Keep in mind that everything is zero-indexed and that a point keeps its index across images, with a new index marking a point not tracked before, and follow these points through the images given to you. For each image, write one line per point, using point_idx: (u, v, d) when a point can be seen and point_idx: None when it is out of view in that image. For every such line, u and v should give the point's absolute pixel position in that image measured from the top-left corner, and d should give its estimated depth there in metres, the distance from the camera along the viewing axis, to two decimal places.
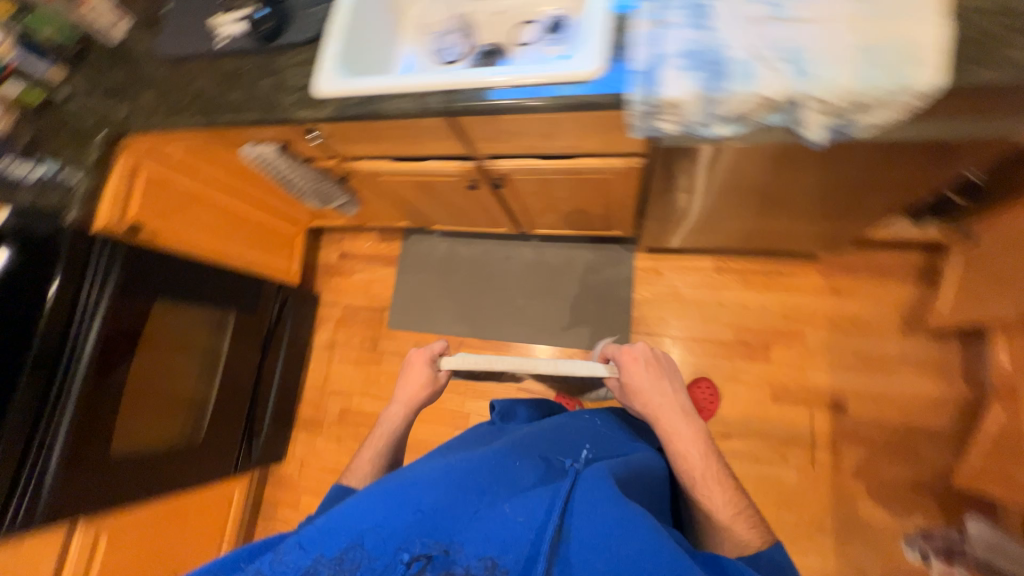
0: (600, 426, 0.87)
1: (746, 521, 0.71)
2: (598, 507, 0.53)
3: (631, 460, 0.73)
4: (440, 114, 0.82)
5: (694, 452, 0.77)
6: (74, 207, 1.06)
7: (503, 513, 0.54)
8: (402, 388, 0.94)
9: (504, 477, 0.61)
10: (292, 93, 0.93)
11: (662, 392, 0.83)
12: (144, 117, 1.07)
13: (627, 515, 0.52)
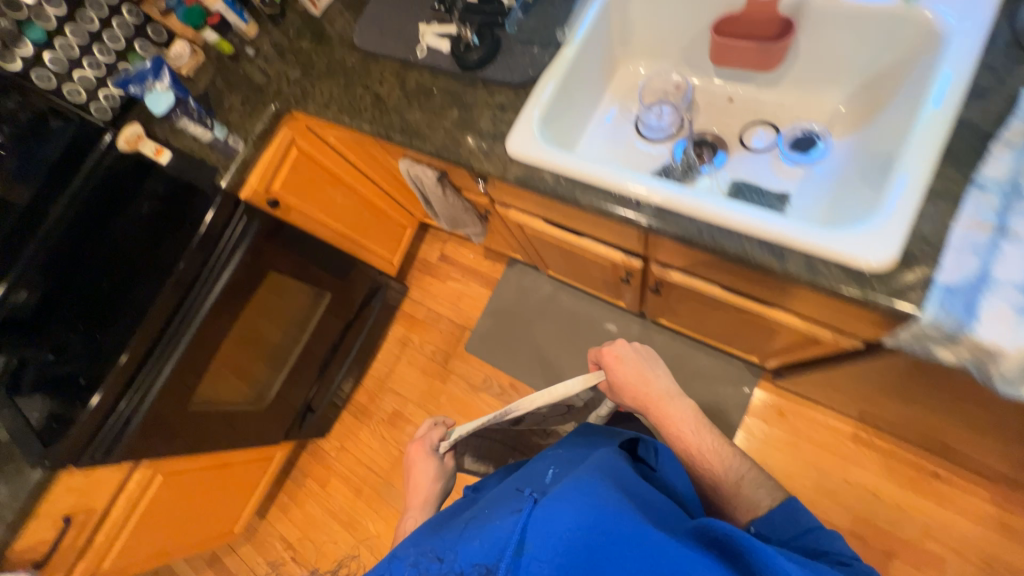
0: (565, 444, 0.77)
1: (752, 485, 0.71)
2: (557, 500, 0.50)
3: (600, 456, 0.66)
4: (643, 227, 0.69)
5: (685, 430, 0.76)
6: (229, 171, 1.04)
7: (476, 535, 0.52)
8: (416, 494, 0.85)
9: (491, 510, 0.58)
10: (477, 137, 0.82)
11: (648, 381, 0.79)
12: (317, 102, 1.01)
13: (577, 504, 0.49)
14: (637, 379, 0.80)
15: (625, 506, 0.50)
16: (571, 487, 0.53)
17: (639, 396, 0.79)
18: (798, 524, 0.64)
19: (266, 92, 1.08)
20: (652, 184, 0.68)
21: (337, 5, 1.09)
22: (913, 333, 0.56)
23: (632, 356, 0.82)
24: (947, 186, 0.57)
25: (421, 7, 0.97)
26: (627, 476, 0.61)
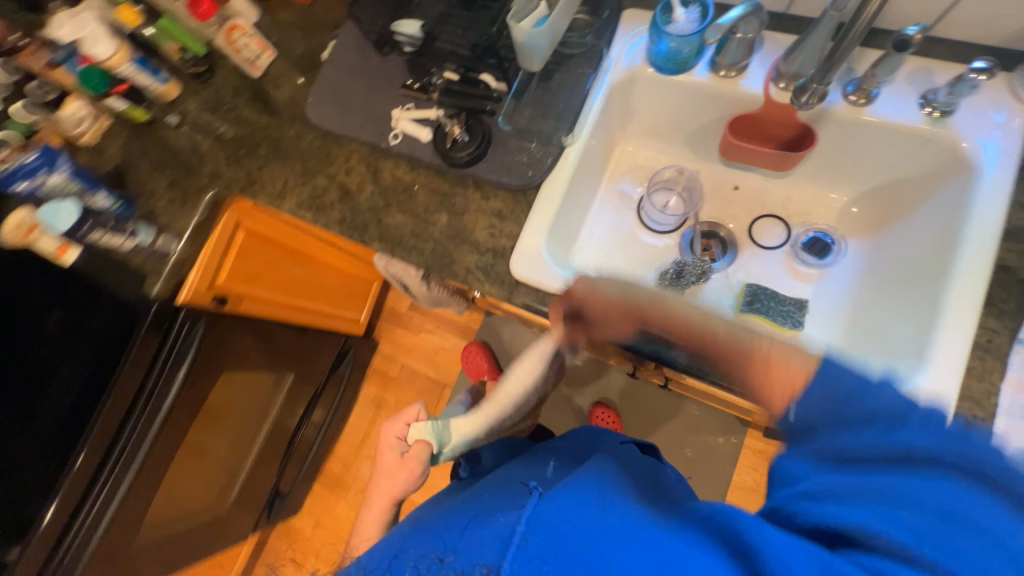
0: (565, 457, 0.69)
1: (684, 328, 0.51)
2: (554, 502, 0.46)
3: (607, 465, 0.59)
4: (676, 368, 0.64)
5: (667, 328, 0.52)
6: (161, 277, 0.86)
7: (473, 533, 0.48)
8: (376, 484, 0.84)
9: (499, 503, 0.53)
10: (475, 252, 0.71)
11: (597, 293, 0.58)
12: (266, 193, 0.84)
13: (587, 520, 0.43)
14: (586, 295, 0.59)
15: (631, 514, 0.43)
16: (568, 491, 0.48)
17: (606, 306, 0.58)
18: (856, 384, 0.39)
19: (198, 173, 0.88)
20: None
21: (280, 64, 0.91)
22: None
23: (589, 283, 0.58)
24: (990, 339, 0.55)
25: (389, 78, 0.82)
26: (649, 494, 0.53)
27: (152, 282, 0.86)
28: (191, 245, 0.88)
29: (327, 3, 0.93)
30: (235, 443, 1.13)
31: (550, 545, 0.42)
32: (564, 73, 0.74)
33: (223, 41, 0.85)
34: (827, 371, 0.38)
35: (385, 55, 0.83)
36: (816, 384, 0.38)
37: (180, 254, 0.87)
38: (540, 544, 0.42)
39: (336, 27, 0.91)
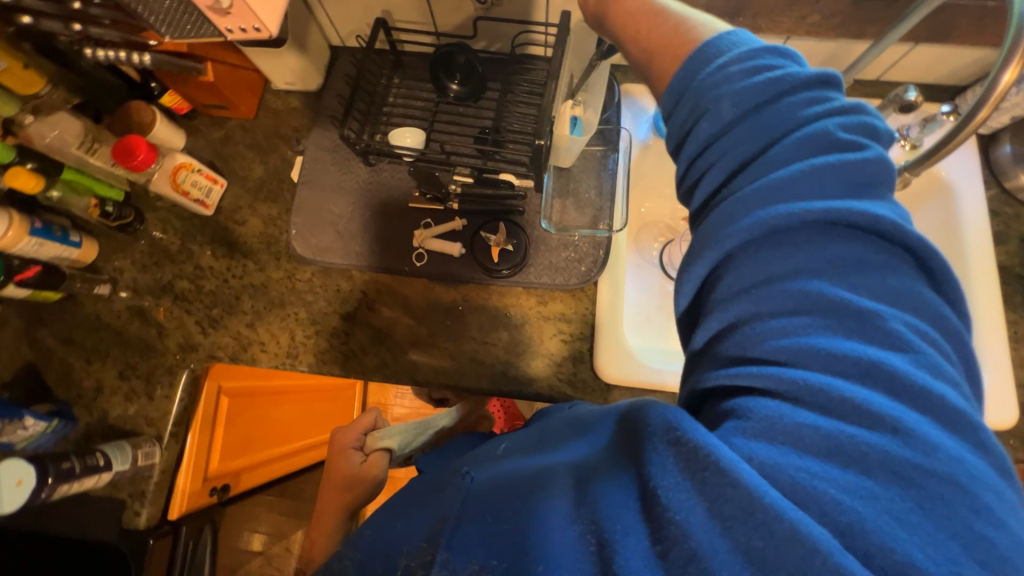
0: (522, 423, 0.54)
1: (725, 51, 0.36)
2: (507, 467, 0.40)
3: (572, 418, 0.45)
4: None
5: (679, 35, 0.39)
6: (146, 502, 0.65)
7: (412, 525, 0.41)
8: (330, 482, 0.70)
9: (433, 485, 0.47)
10: (552, 364, 0.66)
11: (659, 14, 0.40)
12: (271, 355, 0.69)
13: (515, 493, 0.36)
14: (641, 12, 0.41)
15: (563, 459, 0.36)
16: (506, 463, 0.41)
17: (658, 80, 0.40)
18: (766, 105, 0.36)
19: (161, 349, 0.70)
20: None
21: (235, 193, 0.76)
22: None
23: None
24: (1017, 330, 0.65)
25: (391, 191, 0.73)
26: (584, 413, 0.45)
27: (136, 510, 0.65)
28: (176, 444, 0.68)
29: (275, 112, 0.79)
30: None
31: (480, 514, 0.36)
32: (586, 160, 0.73)
33: (165, 186, 0.68)
34: (713, 107, 0.34)
35: (373, 165, 0.73)
36: (706, 122, 0.34)
37: (166, 461, 0.67)
38: (470, 517, 0.36)
39: (297, 138, 0.78)
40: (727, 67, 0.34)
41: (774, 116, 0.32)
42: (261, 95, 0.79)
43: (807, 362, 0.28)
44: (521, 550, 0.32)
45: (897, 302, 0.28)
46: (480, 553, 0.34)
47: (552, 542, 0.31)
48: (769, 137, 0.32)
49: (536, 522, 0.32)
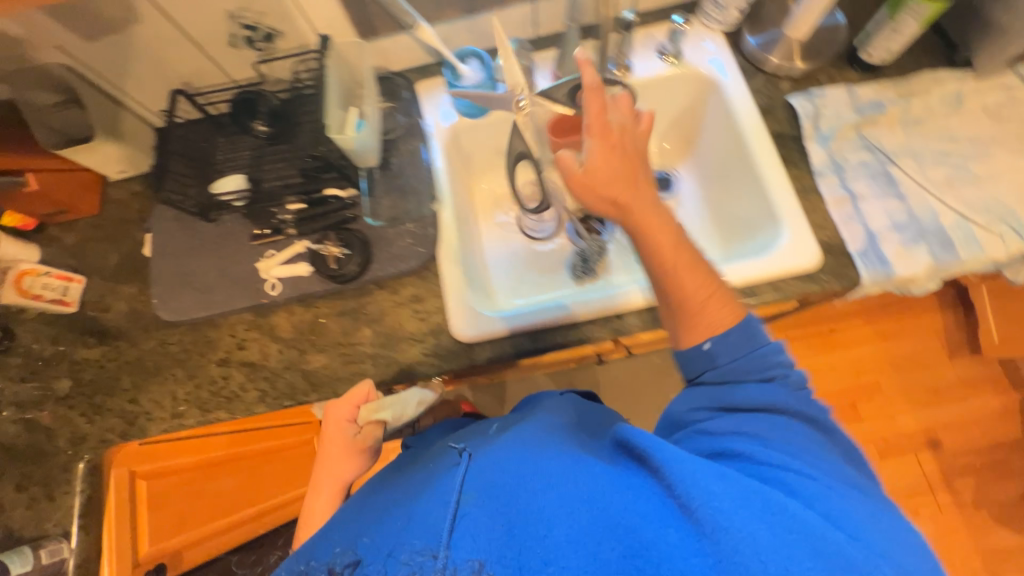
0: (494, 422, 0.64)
1: (717, 301, 0.52)
2: (504, 456, 0.47)
3: (553, 411, 0.57)
4: (638, 329, 0.70)
5: (664, 239, 0.53)
6: None
7: (409, 514, 0.45)
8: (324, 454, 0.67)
9: (422, 480, 0.52)
10: (414, 344, 0.70)
11: (660, 209, 0.55)
12: (156, 419, 0.71)
13: (536, 481, 0.42)
14: (646, 201, 0.55)
15: (581, 459, 0.44)
16: (504, 451, 0.48)
17: (587, 200, 0.56)
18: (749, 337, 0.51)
19: (54, 451, 0.71)
20: (556, 305, 0.70)
21: (95, 285, 0.79)
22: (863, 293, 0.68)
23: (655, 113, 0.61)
24: (802, 182, 0.72)
25: (235, 237, 0.77)
26: (573, 421, 0.55)
27: None
28: (90, 535, 0.69)
29: (119, 202, 0.84)
30: None
31: (489, 501, 0.42)
32: (401, 156, 0.79)
33: (14, 296, 0.71)
34: (770, 366, 0.50)
35: (216, 221, 0.79)
36: (755, 384, 0.49)
37: (80, 554, 0.68)
38: (482, 503, 0.42)
39: (144, 218, 0.83)
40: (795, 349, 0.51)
41: (762, 356, 0.50)
42: (101, 190, 0.84)
43: (810, 481, 0.41)
44: (549, 528, 0.38)
45: (835, 461, 0.44)
46: (490, 532, 0.39)
47: (583, 521, 0.38)
48: (773, 371, 0.50)
49: (562, 503, 0.39)
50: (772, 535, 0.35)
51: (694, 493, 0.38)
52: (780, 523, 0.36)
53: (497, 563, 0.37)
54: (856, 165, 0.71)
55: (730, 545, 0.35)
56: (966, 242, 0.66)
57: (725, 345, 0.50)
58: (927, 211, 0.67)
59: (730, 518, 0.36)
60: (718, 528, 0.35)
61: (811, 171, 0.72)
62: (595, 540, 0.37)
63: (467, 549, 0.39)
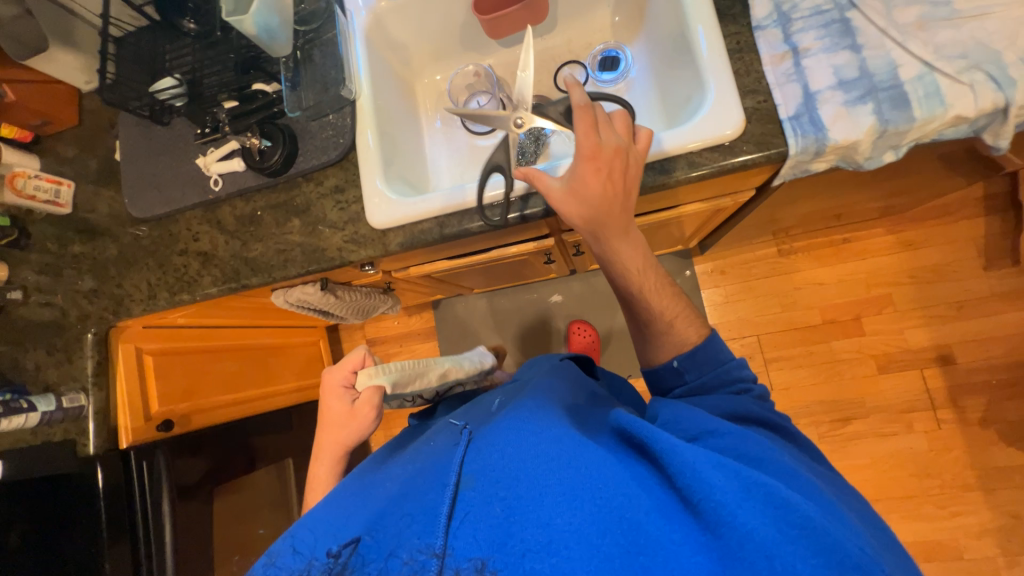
0: (493, 397, 0.73)
1: (684, 322, 0.71)
2: (505, 434, 0.48)
3: (545, 386, 0.62)
4: (542, 217, 0.70)
5: (633, 269, 0.65)
6: (91, 436, 0.85)
7: (409, 498, 0.47)
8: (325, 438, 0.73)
9: (425, 460, 0.55)
10: (334, 232, 0.74)
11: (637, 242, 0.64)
12: (135, 301, 0.83)
13: (536, 462, 0.44)
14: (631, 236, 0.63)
15: (584, 440, 0.46)
16: (503, 428, 0.49)
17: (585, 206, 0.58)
18: (716, 357, 0.67)
19: (68, 325, 0.87)
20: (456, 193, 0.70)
21: (83, 188, 0.90)
22: (793, 165, 0.61)
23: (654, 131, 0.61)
24: (740, 40, 0.63)
25: (184, 138, 0.83)
26: (573, 402, 0.58)
27: (85, 442, 0.85)
28: (102, 391, 0.87)
29: (93, 112, 0.92)
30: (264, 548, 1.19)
31: (489, 488, 0.43)
32: (325, 46, 0.78)
33: (13, 195, 0.83)
34: (724, 381, 0.65)
35: (169, 123, 0.83)
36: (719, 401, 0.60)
37: (97, 403, 0.86)
38: (482, 490, 0.43)
39: (114, 125, 0.90)
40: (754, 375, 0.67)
41: (722, 372, 0.66)
42: (78, 102, 0.93)
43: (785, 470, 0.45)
44: (551, 517, 0.39)
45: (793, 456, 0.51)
46: (489, 525, 0.41)
47: (584, 512, 0.39)
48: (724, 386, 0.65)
49: (561, 489, 0.41)
50: (768, 522, 0.36)
51: (695, 486, 0.39)
52: (779, 512, 0.37)
53: (497, 558, 0.39)
54: (806, 14, 0.61)
55: (732, 534, 0.36)
56: (925, 94, 0.55)
57: (689, 363, 0.67)
58: (881, 61, 0.57)
59: (734, 511, 0.37)
60: (723, 521, 0.37)
61: (752, 26, 0.63)
62: (597, 529, 0.38)
63: (471, 539, 0.40)
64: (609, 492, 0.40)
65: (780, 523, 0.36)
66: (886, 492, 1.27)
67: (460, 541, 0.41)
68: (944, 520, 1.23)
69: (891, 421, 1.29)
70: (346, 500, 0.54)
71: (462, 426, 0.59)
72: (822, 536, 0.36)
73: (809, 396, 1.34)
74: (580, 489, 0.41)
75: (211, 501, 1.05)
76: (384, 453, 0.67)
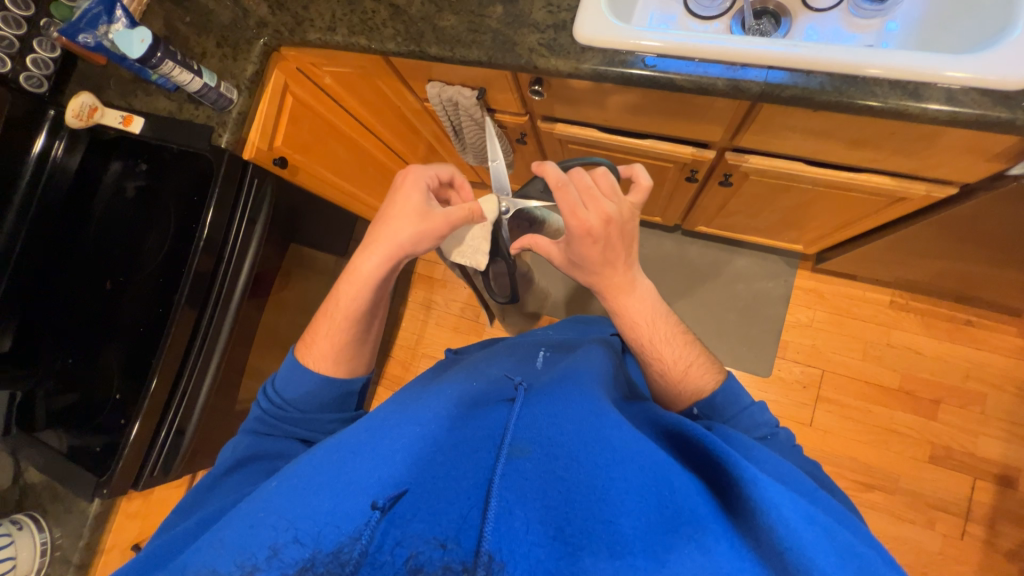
0: (546, 354, 0.74)
1: (699, 371, 0.70)
2: (559, 422, 0.51)
3: (588, 375, 0.60)
4: (752, 98, 0.64)
5: (641, 323, 0.69)
6: (226, 130, 0.91)
7: (435, 469, 0.48)
8: (388, 233, 0.69)
9: (465, 411, 0.57)
10: (532, 30, 0.72)
11: (638, 290, 0.69)
12: (313, 27, 0.85)
13: (592, 462, 0.45)
14: (633, 289, 0.68)
15: (642, 439, 0.47)
16: (550, 420, 0.51)
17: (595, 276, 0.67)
18: (734, 398, 0.67)
19: (245, 29, 0.91)
20: (670, 37, 0.66)
21: None
22: None
23: (648, 183, 0.67)
24: None
25: None
26: (617, 392, 0.62)
27: (219, 135, 0.91)
28: (248, 98, 0.91)
29: None
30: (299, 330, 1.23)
31: (547, 464, 0.46)
32: None
33: None
34: (755, 423, 0.66)
35: None
36: None
37: (241, 107, 0.91)
38: (505, 493, 0.43)
39: None
40: (779, 429, 0.67)
41: (751, 416, 0.66)
42: None
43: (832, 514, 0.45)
44: (617, 518, 0.40)
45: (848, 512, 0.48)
46: (543, 508, 0.43)
47: (652, 515, 0.41)
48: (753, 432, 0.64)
49: (629, 489, 0.42)
50: (827, 547, 0.38)
51: (781, 530, 0.39)
52: (839, 546, 0.39)
53: (513, 563, 0.39)
54: None
55: (791, 557, 0.37)
56: None
57: (709, 411, 0.67)
58: None
59: (799, 534, 0.38)
60: (789, 545, 0.38)
61: None
62: (663, 532, 0.40)
63: (516, 535, 0.41)
64: (674, 502, 0.42)
65: (834, 547, 0.38)
66: None
67: (503, 527, 0.41)
68: None
69: (917, 510, 1.22)
70: (379, 423, 0.55)
71: (496, 396, 0.59)
72: (866, 563, 0.38)
73: (844, 449, 1.28)
74: (648, 495, 0.42)
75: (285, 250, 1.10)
76: (418, 384, 0.71)
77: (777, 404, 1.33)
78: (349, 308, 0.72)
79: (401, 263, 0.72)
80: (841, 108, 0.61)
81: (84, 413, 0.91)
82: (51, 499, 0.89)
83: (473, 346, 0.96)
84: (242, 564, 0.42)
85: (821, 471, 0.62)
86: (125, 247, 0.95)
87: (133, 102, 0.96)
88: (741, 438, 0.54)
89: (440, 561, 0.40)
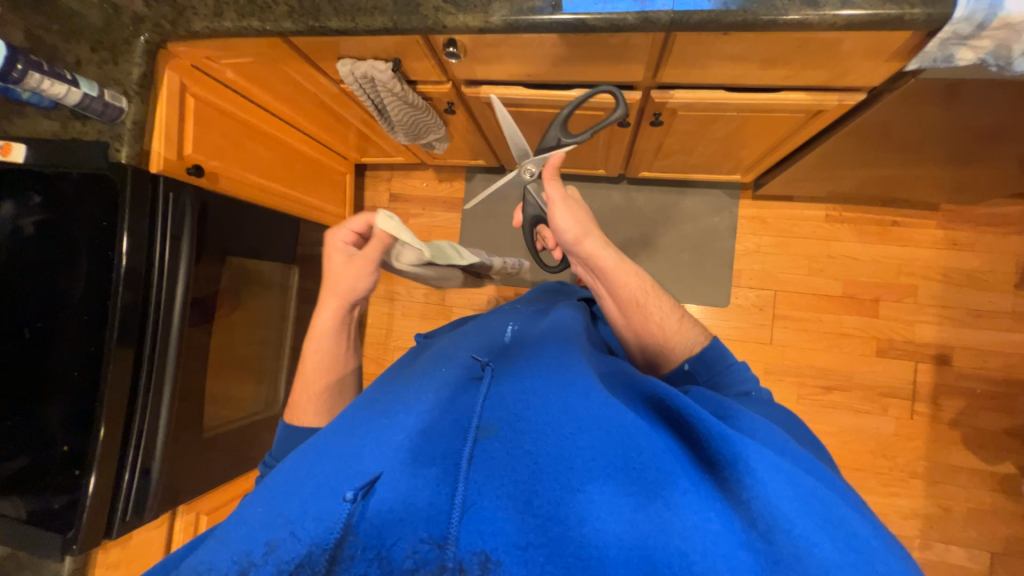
0: (515, 327, 0.72)
1: (686, 326, 0.72)
2: (530, 399, 0.49)
3: (558, 347, 0.59)
4: (664, 29, 0.64)
5: (628, 278, 0.70)
6: (124, 143, 0.83)
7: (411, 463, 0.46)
8: (324, 292, 0.69)
9: (437, 392, 0.55)
10: None
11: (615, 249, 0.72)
12: (196, 15, 0.77)
13: (560, 432, 0.44)
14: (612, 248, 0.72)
15: (610, 403, 0.46)
16: (524, 395, 0.50)
17: (581, 235, 0.69)
18: (722, 357, 0.68)
19: (120, 28, 0.82)
20: None
21: None
22: (944, 41, 0.61)
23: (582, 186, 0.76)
24: None
25: None
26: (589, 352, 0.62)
27: (118, 150, 0.83)
28: (141, 104, 0.84)
29: None
30: (254, 350, 1.16)
31: (514, 440, 0.45)
32: None
33: None
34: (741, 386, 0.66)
35: None
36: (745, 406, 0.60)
37: (135, 115, 0.83)
38: (481, 478, 0.43)
39: None
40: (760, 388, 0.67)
41: (734, 376, 0.67)
42: None
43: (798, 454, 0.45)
44: (582, 484, 0.41)
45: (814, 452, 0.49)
46: (511, 483, 0.42)
47: (619, 479, 0.41)
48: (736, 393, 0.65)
49: (595, 457, 0.42)
50: (789, 492, 0.39)
51: (746, 483, 0.40)
52: (801, 490, 0.39)
53: (501, 550, 0.39)
54: None
55: (755, 506, 0.38)
56: None
57: (700, 366, 0.67)
58: None
59: (762, 484, 0.39)
60: (751, 496, 0.39)
61: None
62: (631, 493, 0.40)
63: (487, 514, 0.41)
64: (643, 467, 0.41)
65: (798, 491, 0.39)
66: (841, 460, 1.33)
67: (478, 510, 0.41)
68: (885, 497, 1.31)
69: (873, 399, 1.34)
70: (349, 422, 0.53)
71: (468, 377, 0.57)
72: (828, 499, 0.40)
73: (803, 358, 1.37)
74: (613, 459, 0.42)
75: (223, 260, 1.02)
76: (389, 373, 0.68)
77: (737, 329, 1.41)
78: (319, 364, 0.71)
79: (352, 314, 0.71)
80: (749, 26, 0.62)
81: (34, 475, 0.85)
82: (19, 568, 0.83)
83: (446, 327, 0.92)
84: (239, 561, 0.42)
85: (802, 421, 0.61)
86: (42, 292, 0.86)
87: (10, 128, 0.86)
88: (721, 400, 0.53)
89: (433, 561, 0.40)
